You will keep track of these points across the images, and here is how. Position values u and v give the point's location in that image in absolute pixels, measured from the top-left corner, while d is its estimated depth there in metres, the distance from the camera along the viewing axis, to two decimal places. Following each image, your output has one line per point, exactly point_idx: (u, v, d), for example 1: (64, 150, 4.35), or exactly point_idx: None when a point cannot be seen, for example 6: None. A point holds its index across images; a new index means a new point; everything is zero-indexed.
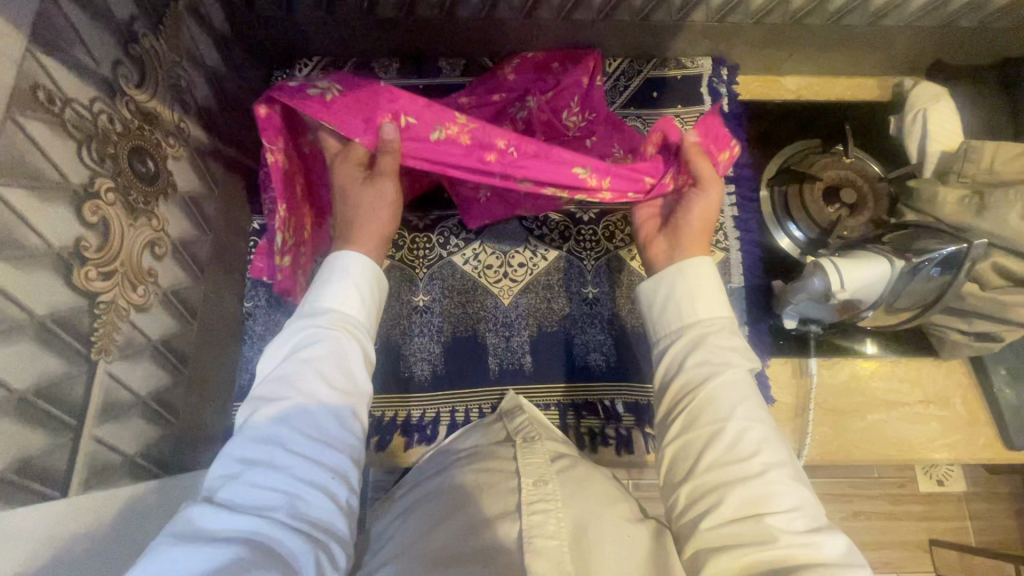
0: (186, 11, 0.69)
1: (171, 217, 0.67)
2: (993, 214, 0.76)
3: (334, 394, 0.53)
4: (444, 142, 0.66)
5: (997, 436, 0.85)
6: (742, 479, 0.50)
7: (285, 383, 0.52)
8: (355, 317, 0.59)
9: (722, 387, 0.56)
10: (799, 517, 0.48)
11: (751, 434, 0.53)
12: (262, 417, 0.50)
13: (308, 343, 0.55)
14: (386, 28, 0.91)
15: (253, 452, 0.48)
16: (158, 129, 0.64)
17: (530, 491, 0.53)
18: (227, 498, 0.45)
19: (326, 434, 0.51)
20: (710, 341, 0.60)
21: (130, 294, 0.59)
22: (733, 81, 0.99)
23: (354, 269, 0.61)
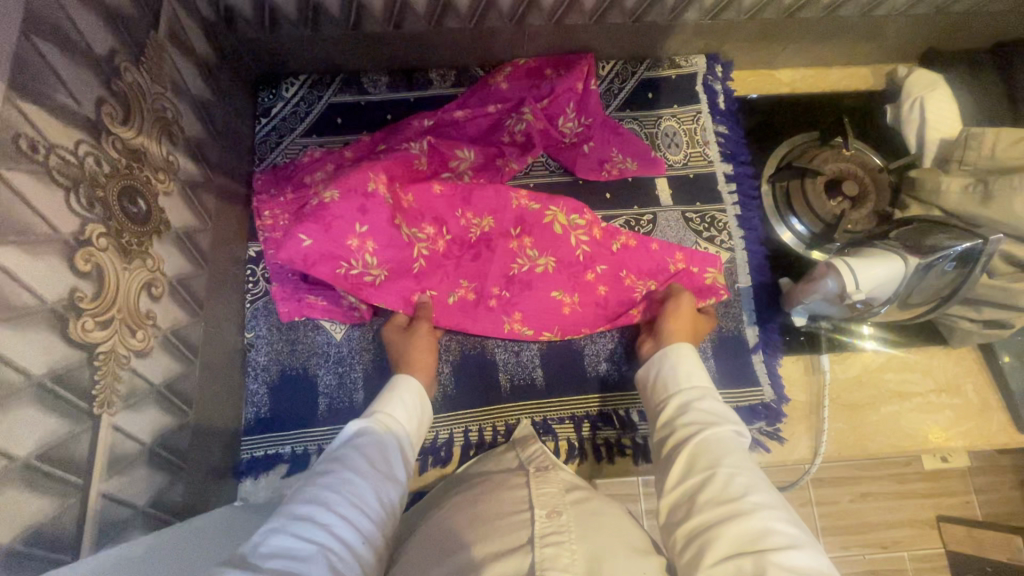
0: (167, 39, 0.67)
1: (165, 256, 0.65)
2: (997, 202, 0.74)
3: (379, 476, 0.56)
4: (461, 301, 0.83)
5: (1010, 420, 0.85)
6: (735, 516, 0.48)
7: (340, 461, 0.56)
8: (402, 424, 0.65)
9: (710, 439, 0.57)
10: (797, 554, 0.44)
11: (741, 479, 0.52)
12: (315, 483, 0.53)
13: (362, 433, 0.60)
14: (374, 43, 0.89)
15: (301, 508, 0.49)
16: (147, 166, 0.62)
17: (544, 522, 0.51)
18: (269, 543, 0.45)
19: (363, 505, 0.52)
20: (696, 404, 0.63)
21: (129, 340, 0.57)
22: (728, 78, 0.98)
23: (406, 387, 0.69)
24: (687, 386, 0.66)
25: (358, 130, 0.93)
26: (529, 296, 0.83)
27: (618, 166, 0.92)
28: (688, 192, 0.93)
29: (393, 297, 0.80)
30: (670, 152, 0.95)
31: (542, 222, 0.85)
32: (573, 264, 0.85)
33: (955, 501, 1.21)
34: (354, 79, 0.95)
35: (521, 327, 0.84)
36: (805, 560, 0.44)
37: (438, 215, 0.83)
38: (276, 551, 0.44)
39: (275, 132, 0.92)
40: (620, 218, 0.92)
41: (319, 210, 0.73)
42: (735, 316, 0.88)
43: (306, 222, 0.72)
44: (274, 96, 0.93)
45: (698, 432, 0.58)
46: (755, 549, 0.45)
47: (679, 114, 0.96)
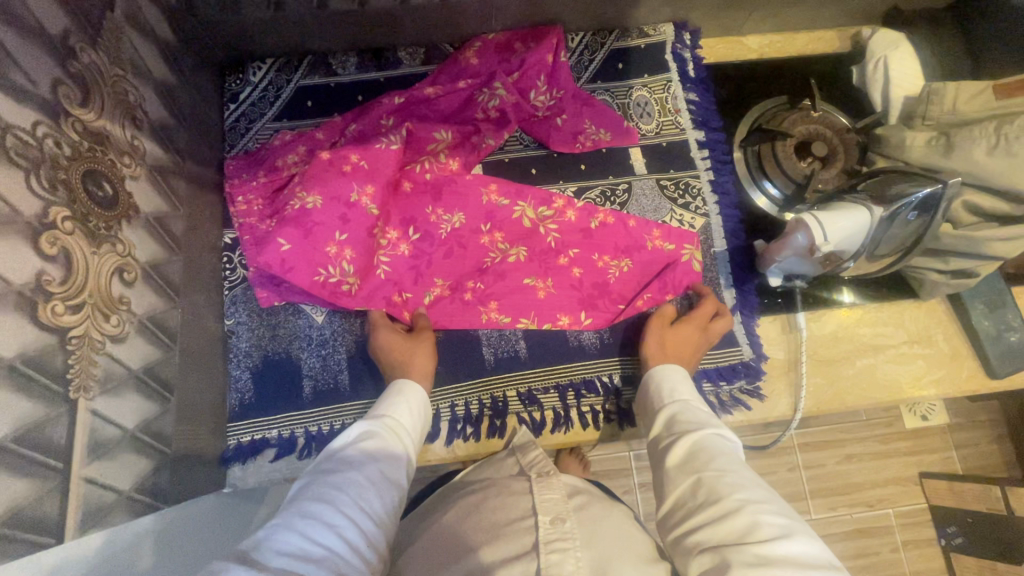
0: (124, 21, 0.66)
1: (137, 241, 0.64)
2: (960, 152, 0.76)
3: (386, 481, 0.56)
4: (436, 301, 0.85)
5: (979, 367, 0.88)
6: (726, 514, 0.48)
7: (347, 462, 0.56)
8: (406, 429, 0.65)
9: (699, 444, 0.57)
10: (790, 545, 0.44)
11: (732, 476, 0.52)
12: (323, 482, 0.52)
13: (369, 435, 0.60)
14: (340, 22, 0.87)
15: (312, 506, 0.49)
16: (111, 150, 0.61)
17: (548, 530, 0.54)
18: (282, 539, 0.44)
19: (371, 507, 0.52)
20: (685, 414, 0.63)
21: (103, 325, 0.56)
22: (697, 46, 0.99)
23: (409, 391, 0.69)
24: (678, 400, 0.66)
25: (330, 113, 0.93)
26: (504, 286, 0.86)
27: (592, 138, 0.93)
28: (662, 160, 0.94)
29: (371, 302, 0.82)
30: (643, 122, 0.95)
31: (511, 217, 0.89)
32: (546, 252, 0.88)
33: (936, 457, 1.25)
34: (323, 61, 0.94)
35: (499, 316, 0.85)
36: (798, 551, 0.44)
37: (409, 218, 0.87)
38: (291, 549, 0.43)
39: (245, 117, 0.90)
40: (596, 188, 0.93)
41: (298, 216, 0.78)
42: (712, 280, 0.90)
43: (283, 227, 0.78)
44: (241, 81, 0.92)
45: (686, 437, 0.58)
46: (746, 545, 0.45)
47: (649, 84, 0.97)
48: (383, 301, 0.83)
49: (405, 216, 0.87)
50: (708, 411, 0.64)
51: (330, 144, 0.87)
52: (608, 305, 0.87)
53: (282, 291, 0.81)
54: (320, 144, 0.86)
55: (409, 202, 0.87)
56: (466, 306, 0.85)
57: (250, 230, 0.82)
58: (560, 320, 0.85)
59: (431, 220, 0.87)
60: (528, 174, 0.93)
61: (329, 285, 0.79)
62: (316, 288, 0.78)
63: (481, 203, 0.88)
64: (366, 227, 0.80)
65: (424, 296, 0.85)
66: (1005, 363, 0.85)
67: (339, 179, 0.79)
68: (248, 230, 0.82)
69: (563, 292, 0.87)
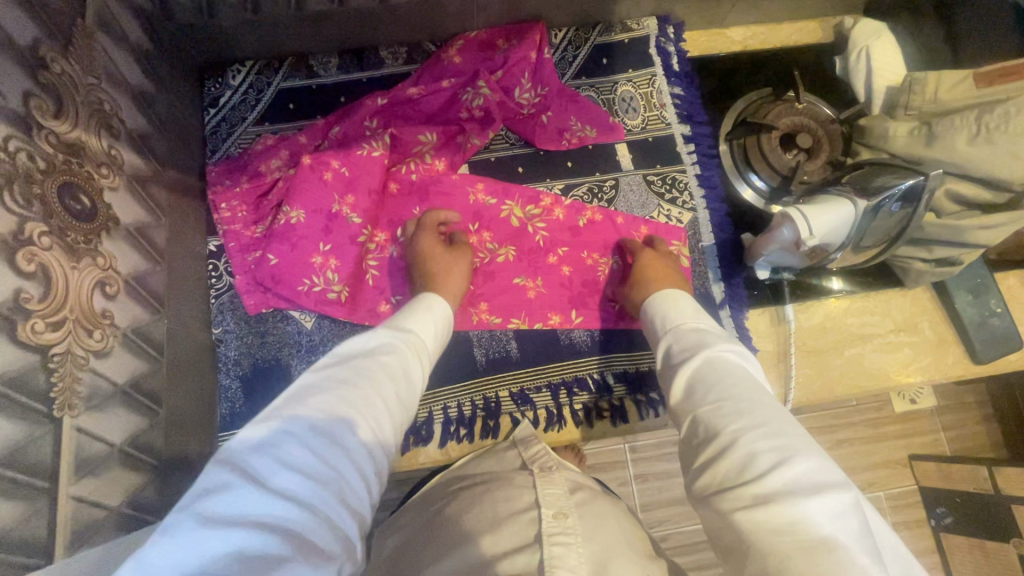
0: (96, 27, 0.64)
1: (118, 252, 0.63)
2: (942, 142, 0.77)
3: (400, 398, 0.54)
4: None
5: (964, 353, 0.89)
6: (726, 448, 0.50)
7: (367, 372, 0.53)
8: (422, 347, 0.63)
9: (696, 375, 0.59)
10: (789, 473, 0.47)
11: (730, 405, 0.54)
12: (335, 391, 0.50)
13: (386, 351, 0.57)
14: (319, 22, 0.86)
15: (322, 421, 0.46)
16: (87, 160, 0.59)
17: (551, 522, 0.56)
18: (289, 452, 0.42)
19: (383, 428, 0.51)
20: (683, 342, 0.65)
21: (86, 340, 0.55)
22: (681, 39, 0.98)
23: (437, 314, 0.69)
24: (674, 326, 0.69)
25: (312, 115, 0.91)
26: (493, 287, 0.86)
27: (578, 135, 0.93)
28: (649, 155, 0.94)
29: (359, 310, 0.82)
30: (628, 117, 0.95)
31: (498, 216, 0.89)
32: (534, 250, 0.88)
33: (926, 439, 1.27)
34: (303, 62, 0.92)
35: (490, 316, 0.85)
36: (797, 476, 0.47)
37: (397, 220, 0.87)
38: (298, 465, 0.42)
39: (225, 122, 0.89)
40: (584, 185, 0.92)
41: (284, 230, 0.79)
42: (701, 274, 0.91)
43: (271, 243, 0.80)
44: (220, 85, 0.90)
45: (683, 370, 0.61)
46: (748, 481, 0.47)
47: (634, 78, 0.96)
48: (371, 308, 0.82)
49: (394, 219, 0.87)
50: (702, 332, 0.66)
51: (313, 147, 0.86)
52: (598, 302, 0.87)
53: (270, 300, 0.81)
54: (303, 148, 0.85)
55: (396, 205, 0.87)
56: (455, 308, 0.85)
57: (236, 241, 0.82)
58: (551, 320, 0.86)
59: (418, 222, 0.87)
60: (515, 172, 0.93)
61: (314, 294, 0.80)
62: (301, 298, 0.80)
63: (467, 203, 0.89)
64: (351, 238, 0.82)
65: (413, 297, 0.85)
66: (988, 349, 0.87)
67: (320, 189, 0.80)
68: (235, 240, 0.82)
69: (551, 291, 0.87)
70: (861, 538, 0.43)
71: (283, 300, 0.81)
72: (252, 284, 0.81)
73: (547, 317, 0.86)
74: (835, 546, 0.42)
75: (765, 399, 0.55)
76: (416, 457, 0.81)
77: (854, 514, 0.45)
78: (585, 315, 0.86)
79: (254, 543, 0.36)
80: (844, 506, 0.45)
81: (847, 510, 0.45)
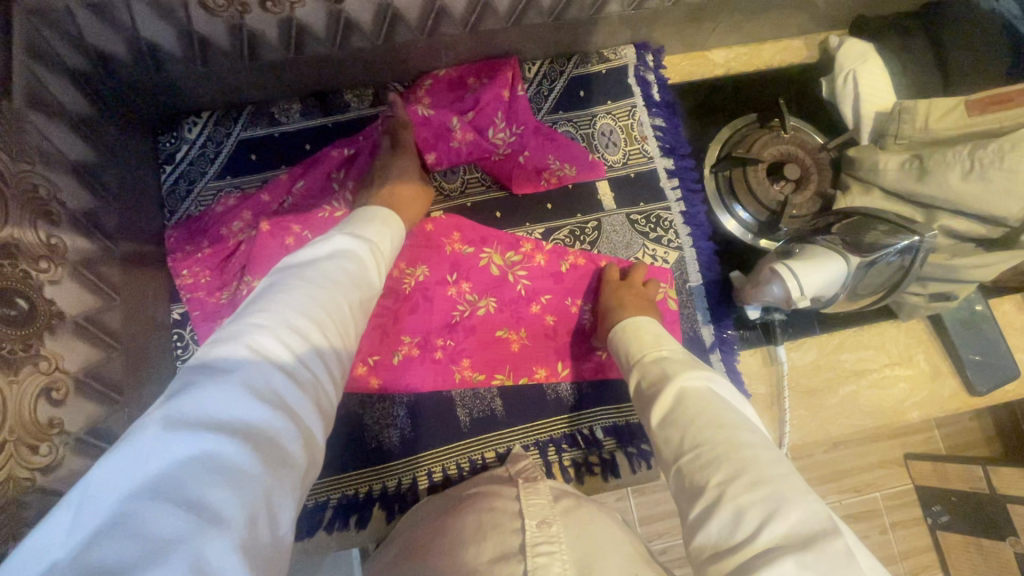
0: (26, 105, 0.59)
1: (66, 351, 0.58)
2: (933, 178, 0.73)
3: (356, 299, 0.54)
4: (405, 361, 0.81)
5: (961, 384, 0.87)
6: (711, 505, 0.45)
7: (325, 273, 0.53)
8: (379, 255, 0.62)
9: (672, 416, 0.54)
10: (776, 532, 0.41)
11: (708, 451, 0.48)
12: (299, 295, 0.49)
13: (343, 257, 0.57)
14: (277, 70, 0.80)
15: (282, 313, 0.46)
16: (22, 258, 0.55)
17: (535, 532, 0.54)
18: (260, 351, 0.42)
19: (342, 322, 0.51)
20: (651, 376, 0.60)
21: (28, 459, 0.51)
22: (661, 66, 0.94)
23: (390, 225, 0.67)
24: (638, 358, 0.64)
25: (276, 166, 0.87)
26: (475, 341, 0.83)
27: (557, 174, 0.88)
28: (631, 193, 0.90)
29: None
30: (609, 152, 0.91)
31: (478, 265, 0.85)
32: (515, 301, 0.85)
33: (918, 436, 1.11)
34: (264, 109, 0.87)
35: (473, 373, 0.82)
36: (786, 533, 0.41)
37: None
38: (272, 364, 0.41)
39: (184, 179, 0.85)
40: (564, 228, 0.88)
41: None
42: (689, 317, 0.87)
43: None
44: (176, 139, 0.85)
45: (655, 410, 0.56)
46: (736, 546, 0.42)
47: (613, 111, 0.92)
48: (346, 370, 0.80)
49: None
50: (669, 360, 0.61)
51: (278, 205, 0.82)
52: (583, 353, 0.84)
53: None
54: (267, 206, 0.82)
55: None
56: (435, 366, 0.82)
57: (203, 310, 0.79)
58: (536, 373, 0.83)
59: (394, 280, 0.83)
60: (493, 218, 0.88)
61: None
62: None
63: (443, 254, 0.85)
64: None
65: (392, 356, 0.82)
66: (984, 381, 0.85)
67: (282, 256, 0.77)
68: (201, 309, 0.79)
69: (535, 343, 0.84)
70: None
71: None
72: None
73: (532, 371, 0.83)
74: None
75: (747, 434, 0.49)
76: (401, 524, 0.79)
77: (850, 568, 0.38)
78: (571, 367, 0.83)
79: (215, 412, 0.36)
80: (837, 560, 0.39)
81: (841, 565, 0.39)
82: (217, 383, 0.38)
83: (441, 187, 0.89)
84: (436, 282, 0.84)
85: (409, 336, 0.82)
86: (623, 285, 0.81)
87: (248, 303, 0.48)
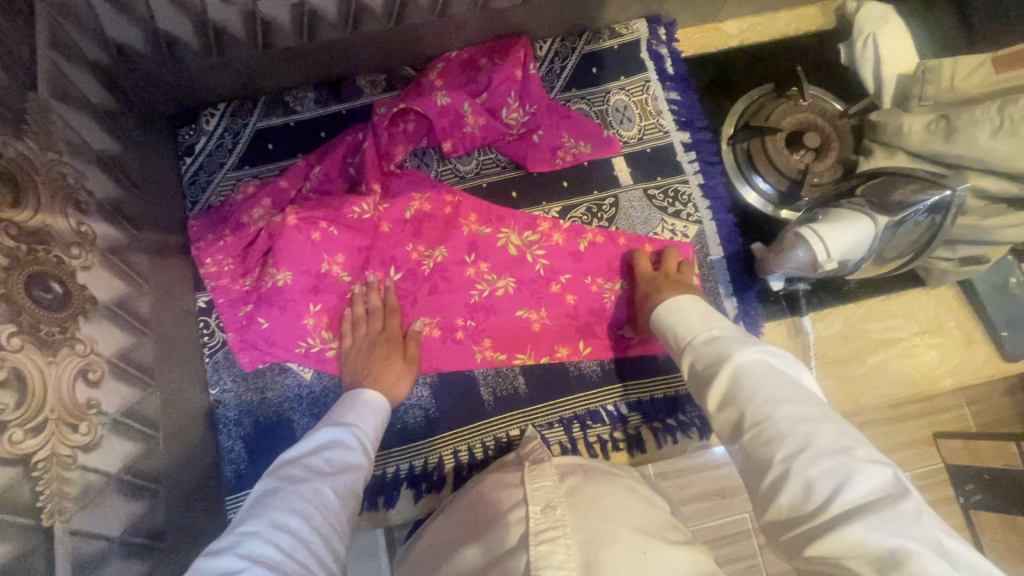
0: (52, 97, 0.60)
1: (100, 334, 0.60)
2: (962, 138, 0.71)
3: (347, 482, 0.56)
4: (427, 341, 0.82)
5: (994, 350, 0.85)
6: (779, 479, 0.44)
7: (313, 466, 0.56)
8: (367, 435, 0.65)
9: (730, 393, 0.52)
10: (847, 500, 0.40)
11: (769, 427, 0.47)
12: (291, 494, 0.51)
13: (332, 447, 0.59)
14: (289, 58, 0.81)
15: (274, 513, 0.48)
16: (55, 245, 0.56)
17: (539, 519, 0.52)
18: (255, 553, 0.44)
19: (333, 509, 0.53)
20: (703, 358, 0.58)
21: (69, 437, 0.53)
22: (674, 39, 0.93)
23: (376, 400, 0.70)
24: (687, 342, 0.62)
25: (293, 154, 0.88)
26: (495, 321, 0.83)
27: (572, 152, 0.88)
28: (648, 168, 0.89)
29: None
30: (624, 129, 0.90)
31: (495, 245, 0.85)
32: (535, 280, 0.84)
33: None
34: (279, 99, 0.88)
35: (494, 353, 0.82)
36: (856, 499, 0.40)
37: (389, 256, 0.83)
38: (265, 564, 0.43)
39: (203, 169, 0.86)
40: (582, 205, 0.88)
41: (271, 293, 0.76)
42: (712, 291, 0.86)
43: (261, 306, 0.77)
44: (194, 130, 0.86)
45: (714, 387, 0.54)
46: (810, 515, 0.42)
47: (626, 86, 0.91)
48: None
49: (386, 257, 0.82)
50: (722, 339, 0.58)
51: (296, 191, 0.83)
52: (606, 331, 0.84)
53: (264, 353, 0.79)
54: (286, 193, 0.82)
55: (387, 244, 0.82)
56: (454, 346, 0.82)
57: (228, 297, 0.80)
58: (558, 352, 0.83)
59: (413, 262, 0.83)
60: (509, 197, 0.88)
61: (309, 350, 0.79)
62: (294, 352, 0.79)
63: (461, 235, 0.85)
64: (340, 295, 0.80)
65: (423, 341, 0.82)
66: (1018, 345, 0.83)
67: (306, 249, 0.76)
68: (225, 296, 0.80)
69: (555, 323, 0.83)
70: (933, 548, 0.36)
71: (273, 354, 0.79)
72: (245, 341, 0.79)
73: (553, 351, 0.83)
74: (907, 566, 0.36)
75: (806, 408, 0.47)
76: (429, 502, 0.79)
77: (922, 526, 0.37)
78: (596, 344, 0.83)
79: None
80: (908, 520, 0.38)
81: (912, 524, 0.38)
82: None
83: (456, 169, 0.89)
84: (454, 263, 0.84)
85: (429, 318, 0.82)
86: (655, 276, 0.79)
87: (246, 507, 0.51)
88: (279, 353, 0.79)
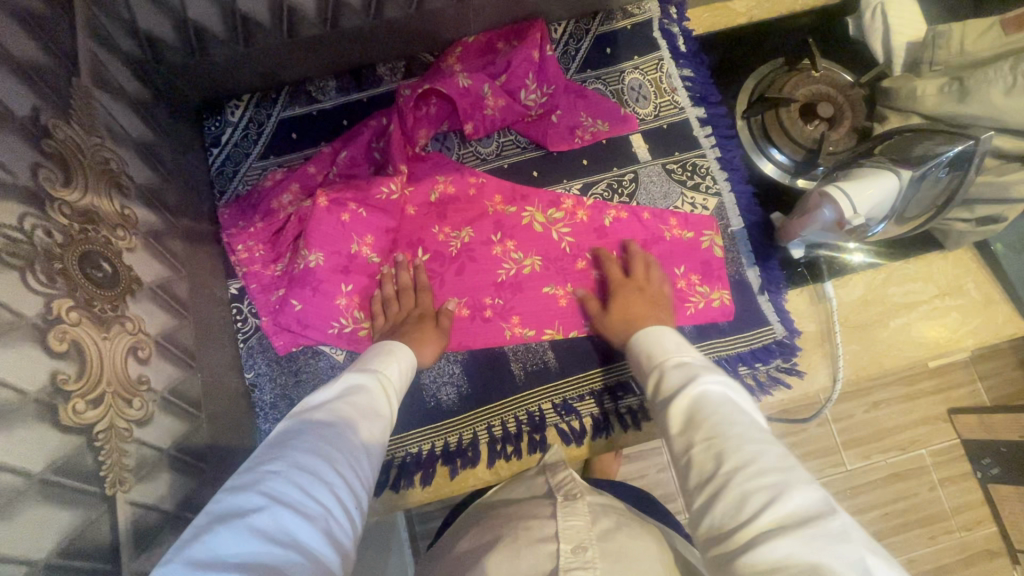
0: (92, 84, 0.61)
1: (145, 314, 0.61)
2: (977, 98, 0.72)
3: (371, 430, 0.54)
4: (457, 321, 0.83)
5: (1015, 311, 0.85)
6: (715, 491, 0.42)
7: (337, 410, 0.53)
8: (389, 385, 0.62)
9: (695, 407, 0.49)
10: (777, 515, 0.38)
11: (715, 444, 0.45)
12: (314, 437, 0.49)
13: (354, 393, 0.57)
14: (312, 47, 0.82)
15: (300, 454, 0.47)
16: (103, 225, 0.57)
17: (569, 558, 0.47)
18: (276, 493, 0.42)
19: (358, 455, 0.51)
20: (669, 384, 0.53)
21: (125, 411, 0.53)
22: (685, 18, 0.94)
23: (401, 352, 0.68)
24: (659, 360, 0.58)
25: (316, 142, 0.89)
26: (523, 298, 0.84)
27: (590, 131, 0.89)
28: (666, 144, 0.91)
29: None
30: (640, 106, 0.92)
31: (521, 224, 0.86)
32: (560, 257, 0.85)
33: (962, 391, 1.06)
34: (302, 89, 0.90)
35: (522, 330, 0.83)
36: (789, 514, 0.38)
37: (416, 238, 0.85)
38: (289, 506, 0.42)
39: (230, 160, 0.87)
40: (602, 182, 0.89)
41: (304, 275, 0.78)
42: (734, 260, 0.87)
43: (293, 288, 0.78)
44: (219, 123, 0.88)
45: (679, 400, 0.50)
46: (739, 527, 0.40)
47: (640, 65, 0.93)
48: None
49: (414, 239, 0.85)
50: (694, 362, 0.55)
51: (323, 176, 0.84)
52: None
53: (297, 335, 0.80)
54: (314, 178, 0.84)
55: (415, 226, 0.85)
56: (483, 325, 0.83)
57: (260, 282, 0.81)
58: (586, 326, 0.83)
59: (439, 244, 0.85)
60: (530, 177, 0.90)
61: (340, 331, 0.80)
62: (325, 334, 0.79)
63: (487, 215, 0.86)
64: (370, 276, 0.82)
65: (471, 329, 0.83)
66: None
67: (337, 230, 0.78)
68: (257, 281, 0.81)
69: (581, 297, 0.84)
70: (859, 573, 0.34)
71: (304, 337, 0.80)
72: (277, 324, 0.80)
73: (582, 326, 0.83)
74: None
75: (753, 432, 0.45)
76: (465, 479, 0.80)
77: (848, 547, 0.36)
78: None
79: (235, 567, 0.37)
80: (835, 541, 0.36)
81: (834, 542, 0.36)
82: (236, 535, 0.39)
83: (477, 151, 0.91)
84: (481, 243, 0.85)
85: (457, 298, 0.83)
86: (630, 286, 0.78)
87: (266, 446, 0.49)
88: (308, 335, 0.79)
